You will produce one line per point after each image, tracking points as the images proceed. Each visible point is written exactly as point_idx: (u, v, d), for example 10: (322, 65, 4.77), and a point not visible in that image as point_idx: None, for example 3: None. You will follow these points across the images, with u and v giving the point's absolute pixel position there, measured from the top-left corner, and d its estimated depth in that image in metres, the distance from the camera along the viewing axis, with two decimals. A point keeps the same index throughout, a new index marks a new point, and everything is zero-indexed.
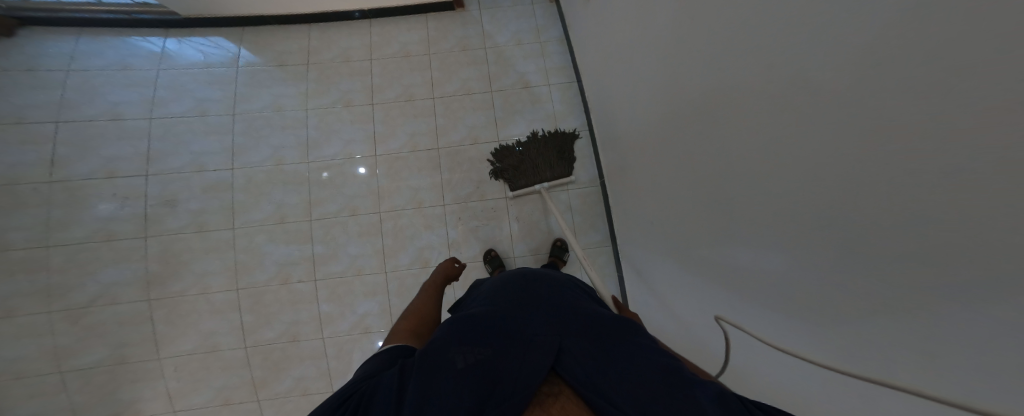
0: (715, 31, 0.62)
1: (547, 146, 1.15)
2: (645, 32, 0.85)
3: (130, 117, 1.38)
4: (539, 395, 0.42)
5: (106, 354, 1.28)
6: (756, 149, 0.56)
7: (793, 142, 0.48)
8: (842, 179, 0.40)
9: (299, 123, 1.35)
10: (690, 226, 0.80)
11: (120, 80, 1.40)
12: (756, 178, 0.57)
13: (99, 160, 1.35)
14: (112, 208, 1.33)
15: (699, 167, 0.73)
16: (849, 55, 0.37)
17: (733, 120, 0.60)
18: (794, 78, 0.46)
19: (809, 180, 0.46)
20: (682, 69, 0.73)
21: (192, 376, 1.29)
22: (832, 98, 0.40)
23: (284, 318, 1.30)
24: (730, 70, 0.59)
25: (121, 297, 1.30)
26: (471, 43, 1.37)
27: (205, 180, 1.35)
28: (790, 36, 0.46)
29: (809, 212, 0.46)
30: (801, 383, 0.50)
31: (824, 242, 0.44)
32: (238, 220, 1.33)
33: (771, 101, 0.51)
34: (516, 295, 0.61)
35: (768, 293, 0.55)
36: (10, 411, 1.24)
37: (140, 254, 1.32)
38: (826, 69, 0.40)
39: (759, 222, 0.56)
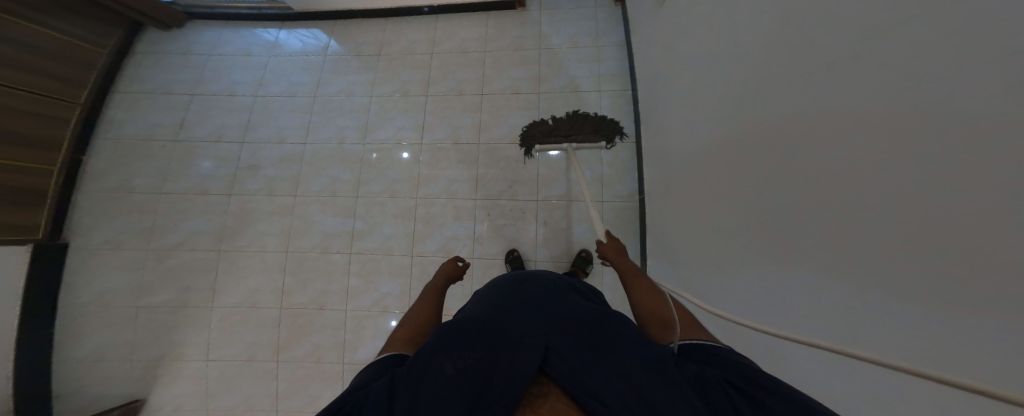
0: (779, 31, 0.57)
1: (585, 122, 1.12)
2: (708, 37, 0.81)
3: (241, 94, 1.66)
4: (527, 395, 0.36)
5: (174, 296, 1.47)
6: (808, 167, 0.49)
7: (848, 156, 0.41)
8: (903, 181, 0.33)
9: (362, 108, 1.50)
10: (734, 256, 0.70)
11: (242, 63, 1.70)
12: (807, 185, 0.49)
13: (213, 127, 1.63)
14: (211, 166, 1.58)
15: (749, 180, 0.65)
16: (931, 51, 0.31)
17: (789, 124, 0.54)
18: (862, 82, 0.39)
19: (867, 204, 0.38)
20: (743, 72, 0.68)
21: (232, 328, 1.42)
22: (901, 104, 0.34)
23: (318, 285, 1.39)
24: (795, 79, 0.53)
25: (199, 244, 1.51)
26: (526, 43, 1.43)
27: (283, 151, 1.54)
28: (862, 35, 0.40)
29: (868, 244, 0.38)
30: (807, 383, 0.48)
31: (872, 262, 0.37)
32: (300, 189, 1.49)
33: (833, 114, 0.44)
34: (506, 297, 0.57)
35: (789, 306, 0.52)
36: (95, 334, 1.46)
37: (222, 209, 1.53)
38: (901, 68, 0.34)
39: (811, 242, 0.48)
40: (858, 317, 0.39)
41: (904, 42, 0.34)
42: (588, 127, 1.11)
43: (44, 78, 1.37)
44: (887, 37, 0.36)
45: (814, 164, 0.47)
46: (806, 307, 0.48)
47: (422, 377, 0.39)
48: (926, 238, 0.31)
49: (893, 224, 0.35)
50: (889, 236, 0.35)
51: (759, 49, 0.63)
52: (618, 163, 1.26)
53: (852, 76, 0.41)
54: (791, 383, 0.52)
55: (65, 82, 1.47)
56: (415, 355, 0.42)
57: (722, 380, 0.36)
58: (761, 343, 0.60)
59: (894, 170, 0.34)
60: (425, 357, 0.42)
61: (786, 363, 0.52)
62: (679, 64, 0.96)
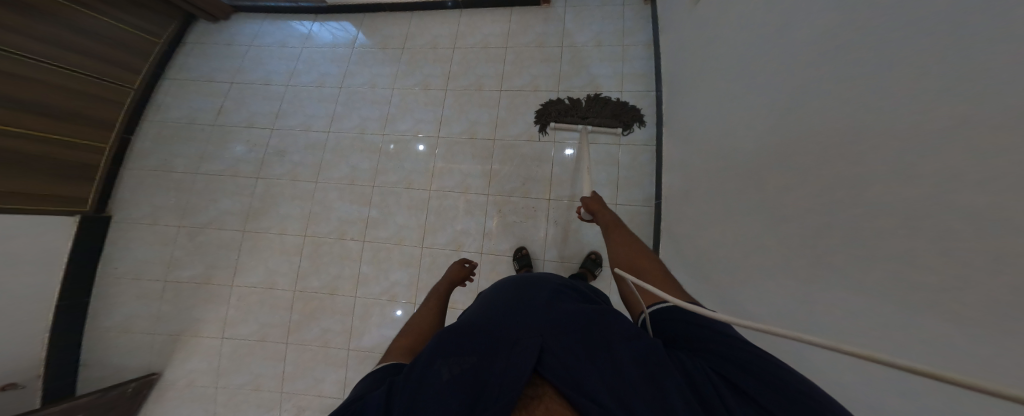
0: (822, 26, 0.53)
1: (605, 106, 1.27)
2: (742, 36, 0.78)
3: (275, 83, 1.74)
4: (522, 398, 0.33)
5: (199, 272, 1.55)
6: (851, 171, 0.44)
7: (902, 158, 0.37)
8: (967, 186, 0.29)
9: (385, 100, 1.53)
10: (761, 269, 0.64)
11: (278, 53, 1.79)
12: (844, 188, 0.45)
13: (247, 114, 1.71)
14: (243, 151, 1.66)
15: (777, 185, 0.61)
16: (1009, 32, 0.27)
17: (826, 125, 0.50)
18: (924, 72, 0.35)
19: (928, 213, 0.33)
20: (777, 70, 0.64)
21: (248, 307, 1.48)
22: (972, 96, 0.29)
23: (331, 270, 1.43)
24: (837, 76, 0.49)
25: (225, 224, 1.58)
26: (549, 40, 1.42)
27: (309, 139, 1.60)
28: (924, 23, 0.36)
29: (930, 261, 0.33)
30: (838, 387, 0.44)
31: (927, 277, 0.33)
32: (321, 175, 1.54)
33: (883, 112, 0.40)
34: (506, 297, 0.55)
35: (818, 316, 0.47)
36: (126, 304, 1.55)
37: (248, 192, 1.60)
38: (974, 53, 0.30)
39: (850, 255, 0.44)
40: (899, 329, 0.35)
41: (979, 22, 0.30)
42: (607, 110, 1.26)
43: (100, 62, 1.48)
44: (956, 20, 0.32)
45: (857, 167, 0.43)
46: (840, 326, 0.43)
47: (419, 382, 0.36)
48: (993, 252, 0.27)
49: (961, 236, 0.30)
50: (956, 252, 0.30)
51: (797, 45, 0.59)
52: (636, 166, 1.23)
53: (911, 67, 0.37)
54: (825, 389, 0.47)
55: (119, 66, 1.58)
56: (411, 363, 0.40)
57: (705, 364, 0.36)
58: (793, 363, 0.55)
59: (961, 171, 0.30)
60: (422, 362, 0.40)
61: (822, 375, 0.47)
62: (709, 63, 0.92)
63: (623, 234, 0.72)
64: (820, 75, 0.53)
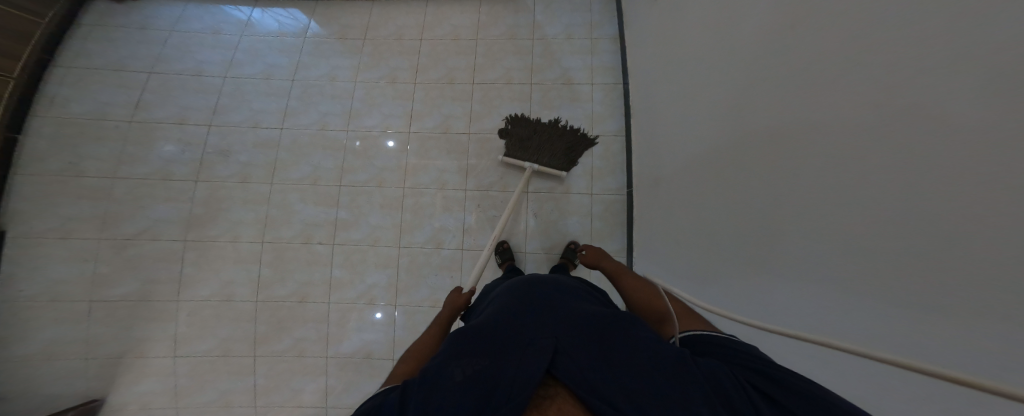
0: (774, 31, 0.59)
1: (559, 138, 1.16)
2: (704, 33, 0.83)
3: (209, 74, 1.54)
4: (534, 398, 0.36)
5: (135, 289, 1.37)
6: (801, 159, 0.51)
7: (839, 149, 0.43)
8: (884, 179, 0.36)
9: (347, 94, 1.44)
10: (729, 261, 0.71)
11: (210, 42, 1.58)
12: (795, 178, 0.52)
13: (176, 109, 1.51)
14: (175, 151, 1.47)
15: (741, 174, 0.68)
16: (923, 43, 0.32)
17: (779, 122, 0.57)
18: (854, 74, 0.41)
19: (859, 200, 0.40)
20: (736, 70, 0.71)
21: (202, 322, 1.35)
22: (889, 100, 0.36)
23: (298, 277, 1.34)
24: (788, 77, 0.55)
25: (163, 234, 1.41)
26: (520, 32, 1.41)
27: (257, 137, 1.46)
28: (853, 37, 0.42)
29: (858, 241, 0.40)
30: (813, 370, 0.49)
31: (858, 254, 0.40)
32: (277, 177, 1.41)
33: (826, 109, 0.46)
34: (517, 301, 0.57)
35: (788, 306, 0.53)
36: (40, 329, 1.34)
37: (188, 197, 1.43)
38: (892, 62, 0.36)
39: (800, 238, 0.51)
40: (860, 311, 0.40)
41: (900, 32, 0.35)
42: (562, 142, 1.17)
43: None
44: (881, 32, 0.38)
45: (806, 158, 0.50)
46: (805, 308, 0.49)
47: (435, 382, 0.38)
48: (913, 227, 0.33)
49: (884, 215, 0.36)
50: (878, 234, 0.37)
51: (754, 46, 0.65)
52: (609, 156, 1.28)
53: (844, 72, 0.43)
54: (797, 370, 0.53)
55: None
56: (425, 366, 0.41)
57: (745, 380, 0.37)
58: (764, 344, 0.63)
59: (881, 160, 0.37)
60: (438, 362, 0.42)
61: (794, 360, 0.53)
62: (674, 59, 0.98)
63: (636, 281, 0.72)
64: (773, 74, 0.59)
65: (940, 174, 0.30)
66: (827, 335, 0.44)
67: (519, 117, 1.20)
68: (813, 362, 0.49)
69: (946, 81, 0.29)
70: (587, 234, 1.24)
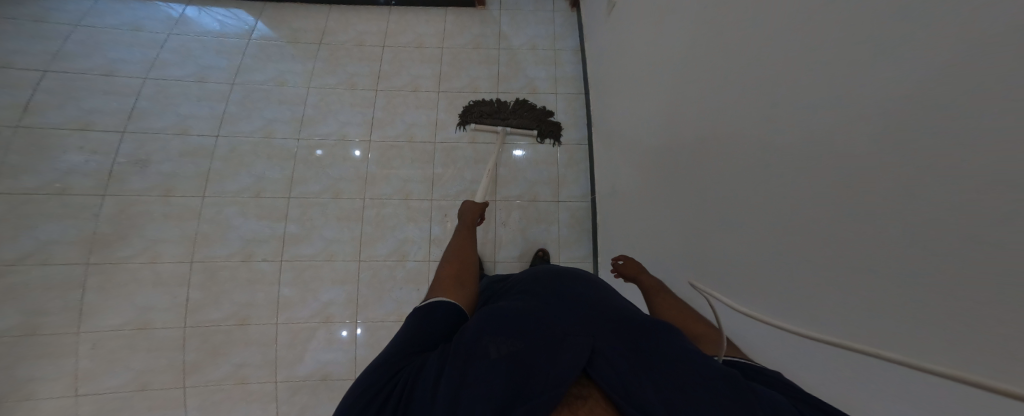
0: (720, 48, 0.67)
1: (528, 111, 1.34)
2: (658, 45, 0.91)
3: (124, 75, 1.35)
4: (567, 395, 0.37)
5: (15, 323, 1.12)
6: (757, 164, 0.55)
7: (793, 148, 0.48)
8: (827, 172, 0.41)
9: (298, 100, 1.34)
10: (695, 261, 0.73)
11: (127, 39, 1.39)
12: (747, 169, 0.58)
13: (80, 111, 1.29)
14: (78, 160, 1.25)
15: (697, 170, 0.73)
16: (874, 59, 0.35)
17: (733, 120, 0.62)
18: (811, 81, 0.45)
19: (818, 192, 0.43)
20: (688, 80, 0.77)
21: (111, 356, 1.13)
22: (834, 101, 0.41)
23: (238, 298, 1.19)
24: (743, 89, 0.60)
25: (56, 257, 1.17)
26: (485, 42, 1.43)
27: (186, 144, 1.30)
28: (796, 44, 0.48)
29: (822, 228, 0.42)
30: (757, 336, 0.56)
31: (808, 236, 0.45)
32: (211, 189, 1.26)
33: (784, 119, 0.49)
34: (553, 294, 0.56)
35: (745, 281, 0.58)
36: None
37: (92, 212, 1.22)
38: (846, 67, 0.39)
39: (753, 220, 0.56)
40: (811, 284, 0.44)
41: (848, 49, 0.39)
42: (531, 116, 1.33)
43: None
44: (831, 51, 0.42)
45: (763, 166, 0.54)
46: (781, 298, 0.50)
47: (469, 354, 0.40)
48: (851, 212, 0.38)
49: (853, 212, 0.38)
50: (845, 231, 0.39)
51: (705, 57, 0.71)
52: (573, 166, 1.33)
53: (801, 85, 0.47)
54: (740, 341, 0.61)
55: None
56: (460, 336, 0.42)
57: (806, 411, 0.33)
58: (710, 312, 0.70)
59: (840, 163, 0.39)
60: (472, 334, 0.43)
61: (742, 333, 0.60)
62: (633, 72, 1.05)
63: (669, 299, 0.66)
64: (729, 88, 0.64)
65: (869, 169, 0.35)
66: (782, 311, 0.50)
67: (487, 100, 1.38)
68: (756, 332, 0.57)
69: (901, 91, 0.32)
70: (555, 240, 1.27)
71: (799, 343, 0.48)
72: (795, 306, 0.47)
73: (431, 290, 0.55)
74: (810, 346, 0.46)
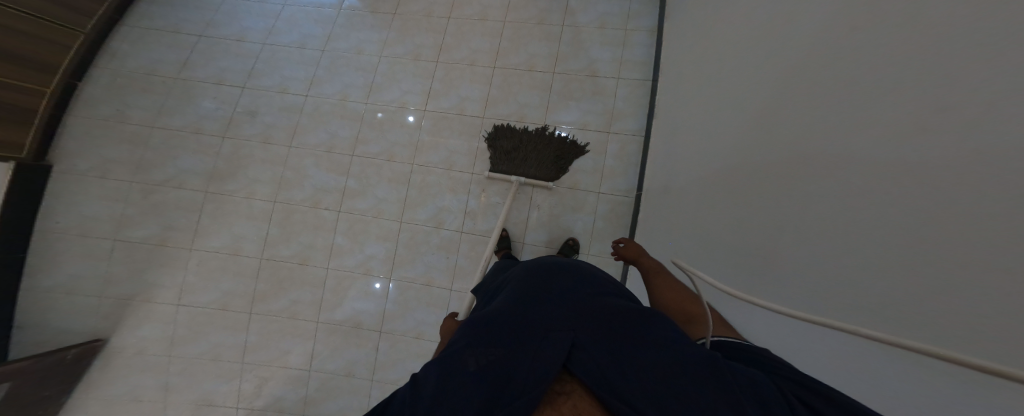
0: (800, 24, 0.57)
1: (548, 147, 1.21)
2: (741, 26, 0.79)
3: (250, 40, 1.61)
4: (549, 392, 0.36)
5: (154, 233, 1.44)
6: (812, 160, 0.48)
7: (856, 137, 0.40)
8: (885, 165, 0.35)
9: (371, 68, 1.47)
10: (723, 266, 0.67)
11: (255, 9, 1.65)
12: (801, 163, 0.50)
13: (216, 70, 1.59)
14: (211, 107, 1.55)
15: (752, 166, 0.64)
16: (969, 16, 0.28)
17: (799, 109, 0.53)
18: (893, 55, 0.37)
19: (869, 184, 0.36)
20: (762, 64, 0.68)
21: (209, 273, 1.40)
22: (914, 77, 0.33)
23: (302, 239, 1.37)
24: (815, 75, 0.51)
25: (186, 184, 1.48)
26: (550, 18, 1.40)
27: (284, 101, 1.51)
28: (883, 11, 0.39)
29: (864, 226, 0.37)
30: (768, 334, 0.53)
31: (848, 236, 0.39)
32: (296, 141, 1.46)
33: (853, 106, 0.41)
34: (539, 283, 0.56)
35: (766, 282, 0.53)
36: (64, 263, 1.43)
37: (214, 151, 1.50)
38: (937, 34, 0.31)
39: (796, 218, 0.49)
40: (836, 284, 0.39)
41: (945, 11, 0.31)
42: (549, 155, 1.21)
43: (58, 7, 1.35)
44: (919, 18, 0.34)
45: (816, 158, 0.47)
46: (797, 298, 0.45)
47: (447, 367, 0.39)
48: (897, 214, 0.32)
49: (903, 219, 0.32)
50: (886, 243, 0.33)
51: (783, 37, 0.62)
52: (622, 157, 1.25)
53: (877, 60, 0.39)
54: (749, 334, 0.58)
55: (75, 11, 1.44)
56: (440, 355, 0.42)
57: (794, 397, 0.31)
58: (730, 309, 0.66)
59: (900, 157, 0.33)
60: (453, 351, 0.42)
61: (752, 327, 0.57)
62: (707, 58, 0.94)
63: (669, 282, 0.65)
64: (801, 72, 0.55)
65: (929, 165, 0.29)
66: (796, 307, 0.45)
67: (506, 128, 1.27)
68: (765, 330, 0.53)
69: (985, 59, 0.25)
70: (588, 233, 1.21)
71: (804, 345, 0.44)
72: (810, 303, 0.43)
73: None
74: (814, 346, 0.42)
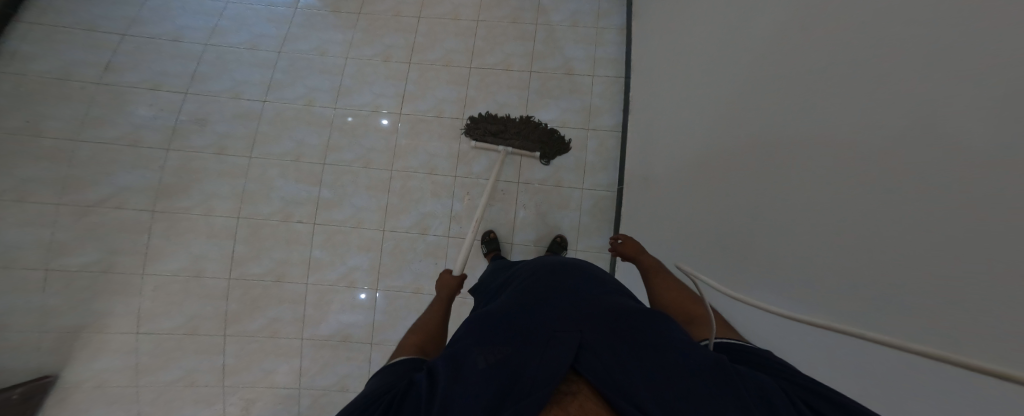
0: (771, 33, 0.62)
1: (536, 130, 1.25)
2: (712, 31, 0.84)
3: (188, 40, 1.45)
4: (556, 393, 0.38)
5: (96, 259, 1.29)
6: (789, 164, 0.53)
7: (832, 145, 0.44)
8: (859, 173, 0.39)
9: (338, 70, 1.39)
10: (713, 262, 0.71)
11: (191, 6, 1.49)
12: (781, 165, 0.55)
13: (151, 73, 1.42)
14: (148, 116, 1.39)
15: (734, 164, 0.68)
16: (924, 45, 0.32)
17: (772, 113, 0.59)
18: (858, 71, 0.41)
19: (847, 190, 0.41)
20: (735, 68, 0.72)
21: (168, 299, 1.28)
22: (877, 96, 0.37)
23: (275, 255, 1.29)
24: (787, 84, 0.56)
25: (129, 203, 1.33)
26: (523, 17, 1.39)
27: (238, 107, 1.39)
28: (847, 31, 0.44)
29: (846, 227, 0.41)
30: (764, 331, 0.57)
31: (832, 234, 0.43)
32: (257, 150, 1.35)
33: (828, 115, 0.45)
34: (544, 288, 0.58)
35: (757, 279, 0.57)
36: None
37: (159, 165, 1.35)
38: (896, 58, 0.36)
39: (781, 213, 0.54)
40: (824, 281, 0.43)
41: (899, 38, 0.36)
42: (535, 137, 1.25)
43: None
44: (881, 40, 0.38)
45: (796, 158, 0.51)
46: (790, 295, 0.49)
47: (457, 364, 0.40)
48: (873, 219, 0.36)
49: (878, 223, 0.36)
50: (865, 250, 0.37)
51: (754, 45, 0.66)
52: (602, 153, 1.28)
53: (846, 73, 0.43)
54: (746, 330, 0.62)
55: None
56: (449, 351, 0.43)
57: (799, 399, 0.34)
58: (726, 307, 0.70)
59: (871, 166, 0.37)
60: (461, 347, 0.44)
61: (749, 325, 0.61)
62: (680, 59, 0.98)
63: (670, 281, 0.67)
64: (773, 76, 0.60)
65: (897, 178, 0.34)
66: (789, 306, 0.49)
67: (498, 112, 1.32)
68: (761, 327, 0.58)
69: (943, 87, 0.29)
70: (575, 228, 1.25)
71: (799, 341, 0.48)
72: (803, 301, 0.46)
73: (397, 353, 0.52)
74: (809, 342, 0.46)
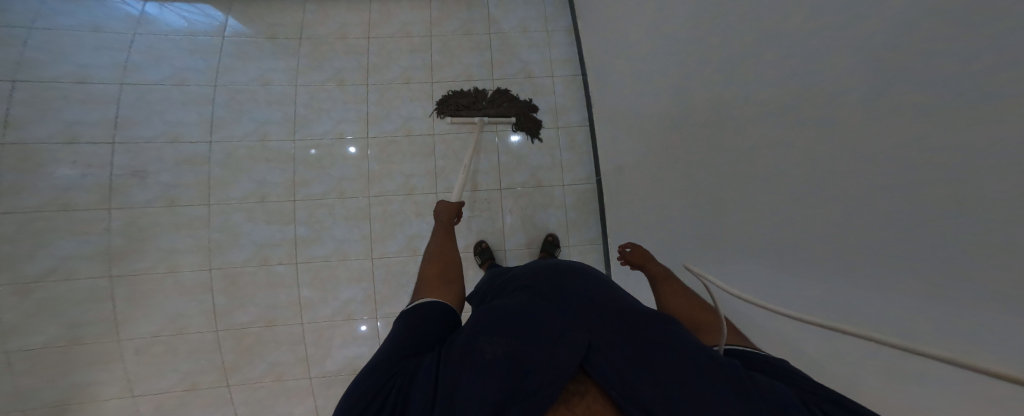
0: (736, 42, 0.63)
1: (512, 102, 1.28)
2: (663, 36, 0.86)
3: (98, 80, 1.28)
4: (564, 393, 0.44)
5: (58, 334, 1.19)
6: (775, 174, 0.56)
7: (822, 168, 0.47)
8: (857, 196, 0.42)
9: (288, 99, 1.29)
10: (709, 259, 0.75)
11: (88, 42, 1.29)
12: (769, 174, 0.58)
13: (60, 124, 1.25)
14: (73, 174, 1.23)
15: (713, 164, 0.72)
16: (909, 91, 0.35)
17: (748, 121, 0.61)
18: (837, 98, 0.44)
19: (844, 209, 0.44)
20: (696, 74, 0.75)
21: (154, 360, 1.22)
22: (862, 127, 0.40)
23: (261, 301, 1.25)
24: (761, 99, 0.58)
25: (79, 272, 1.21)
26: (475, 28, 1.33)
27: (180, 152, 1.27)
28: (819, 57, 0.46)
29: (846, 238, 0.44)
30: (773, 322, 0.61)
31: (834, 239, 0.46)
32: (214, 197, 1.26)
33: (814, 136, 0.48)
34: (550, 291, 0.61)
35: (759, 274, 0.61)
36: None
37: (102, 227, 1.23)
38: (875, 94, 0.38)
39: (775, 214, 0.57)
40: (833, 282, 0.47)
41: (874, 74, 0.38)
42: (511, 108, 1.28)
43: None
44: (855, 72, 0.41)
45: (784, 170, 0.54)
46: (797, 293, 0.53)
47: (464, 356, 0.44)
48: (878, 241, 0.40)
49: (888, 246, 0.39)
50: (877, 261, 0.40)
51: (717, 55, 0.68)
52: (576, 147, 1.30)
53: (823, 97, 0.46)
54: (751, 323, 0.67)
55: None
56: (455, 341, 0.47)
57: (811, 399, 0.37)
58: (729, 301, 0.75)
59: (868, 192, 0.40)
60: (467, 338, 0.47)
61: (756, 320, 0.66)
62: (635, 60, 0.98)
63: (676, 286, 0.68)
64: (743, 82, 0.62)
65: (904, 208, 0.36)
66: (796, 304, 0.53)
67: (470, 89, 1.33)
68: (768, 322, 0.62)
69: (943, 134, 0.32)
70: (563, 225, 1.28)
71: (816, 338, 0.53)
72: (811, 300, 0.50)
73: (417, 293, 0.61)
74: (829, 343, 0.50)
